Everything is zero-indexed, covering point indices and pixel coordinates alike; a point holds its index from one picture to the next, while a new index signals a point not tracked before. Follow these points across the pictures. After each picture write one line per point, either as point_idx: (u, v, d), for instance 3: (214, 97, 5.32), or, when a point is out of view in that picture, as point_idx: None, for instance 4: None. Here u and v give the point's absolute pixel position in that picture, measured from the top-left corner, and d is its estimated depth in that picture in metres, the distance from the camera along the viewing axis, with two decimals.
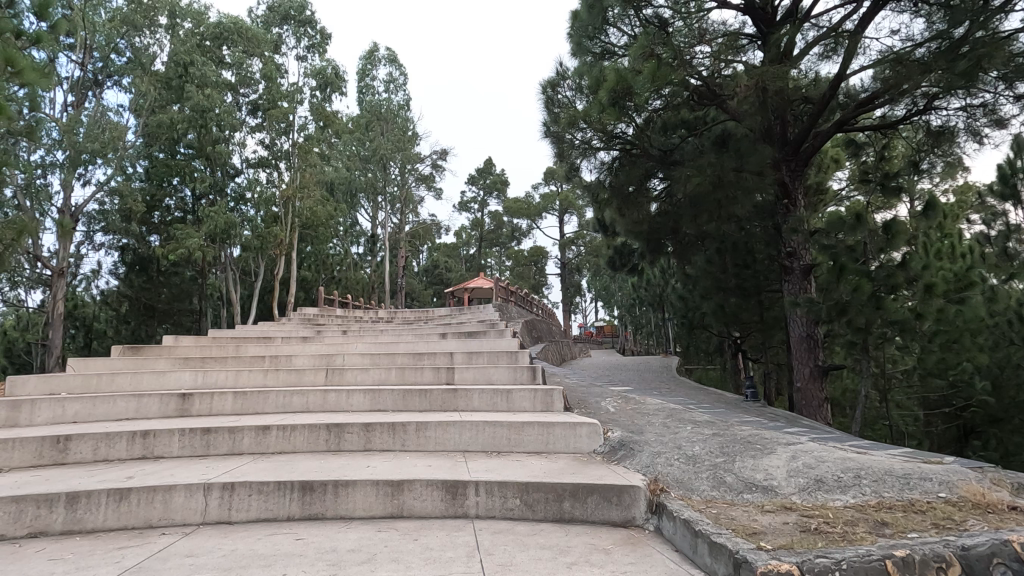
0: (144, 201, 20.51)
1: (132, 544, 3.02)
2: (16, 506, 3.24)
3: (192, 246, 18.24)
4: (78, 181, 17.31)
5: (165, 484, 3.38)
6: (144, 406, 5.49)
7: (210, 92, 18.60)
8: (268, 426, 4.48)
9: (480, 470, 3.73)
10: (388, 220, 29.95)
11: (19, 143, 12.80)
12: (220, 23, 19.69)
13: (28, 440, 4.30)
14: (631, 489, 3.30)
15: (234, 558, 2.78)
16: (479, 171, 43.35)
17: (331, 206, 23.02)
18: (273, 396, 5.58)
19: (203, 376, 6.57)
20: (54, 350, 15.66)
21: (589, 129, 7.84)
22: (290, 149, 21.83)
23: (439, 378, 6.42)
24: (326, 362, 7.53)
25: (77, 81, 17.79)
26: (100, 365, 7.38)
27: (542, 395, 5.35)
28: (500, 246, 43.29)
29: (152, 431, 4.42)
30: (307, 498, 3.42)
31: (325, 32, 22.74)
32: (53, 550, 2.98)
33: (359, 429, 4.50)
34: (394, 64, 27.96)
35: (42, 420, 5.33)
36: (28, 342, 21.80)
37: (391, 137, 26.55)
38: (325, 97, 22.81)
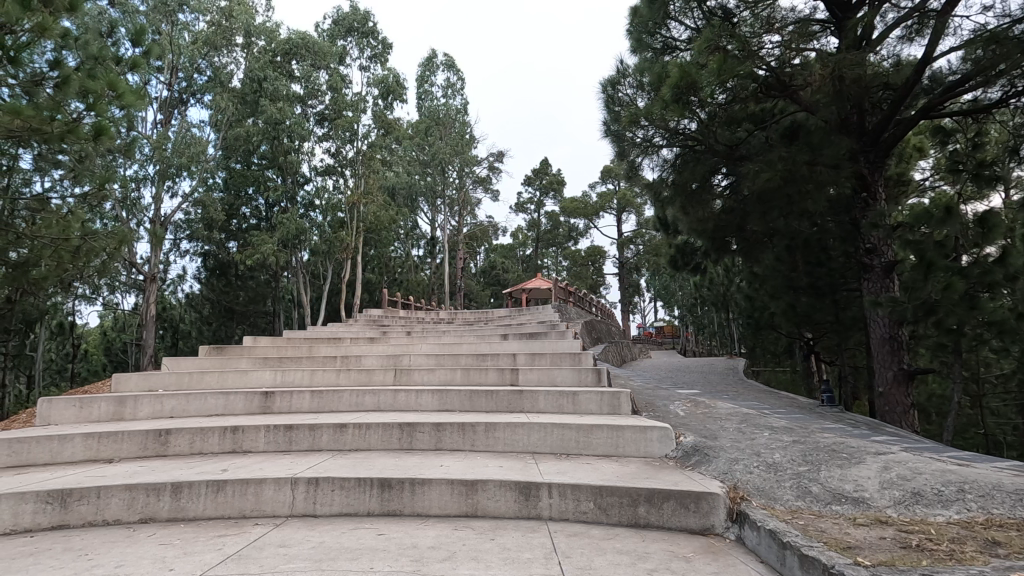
0: (224, 209, 21.96)
1: (230, 533, 3.23)
2: (130, 493, 3.53)
3: (267, 252, 19.32)
4: (168, 193, 18.68)
5: (256, 478, 3.60)
6: (231, 403, 5.87)
7: (282, 105, 19.67)
8: (346, 425, 4.68)
9: (552, 472, 3.75)
10: (447, 223, 30.59)
11: (118, 160, 14.02)
12: (290, 39, 20.73)
13: (134, 433, 4.68)
14: (710, 497, 3.20)
15: (323, 550, 2.92)
16: (536, 171, 43.46)
17: (393, 210, 23.79)
18: (347, 395, 5.83)
19: (282, 375, 6.96)
20: (148, 349, 16.91)
21: (651, 127, 7.69)
22: (354, 157, 22.75)
23: (504, 378, 6.52)
24: (393, 363, 7.79)
25: (166, 101, 19.11)
26: (190, 364, 7.96)
27: (609, 398, 5.31)
28: (557, 246, 43.23)
29: (242, 426, 4.72)
30: (385, 495, 3.55)
31: (387, 41, 23.48)
32: (162, 535, 3.24)
33: (430, 428, 4.63)
34: (453, 70, 28.55)
35: (144, 414, 5.79)
36: (125, 341, 23.79)
37: (449, 141, 27.06)
38: (387, 106, 23.59)
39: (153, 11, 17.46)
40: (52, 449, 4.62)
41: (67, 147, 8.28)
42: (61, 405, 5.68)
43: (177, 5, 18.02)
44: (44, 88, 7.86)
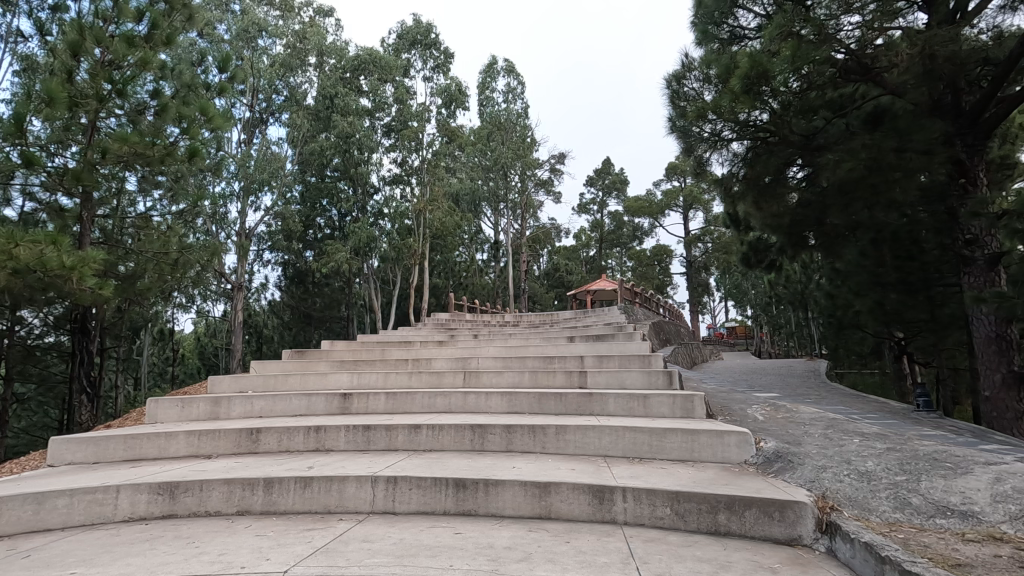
0: (302, 220, 23.27)
1: (317, 527, 3.41)
2: (228, 487, 3.82)
3: (341, 260, 20.27)
4: (252, 208, 19.98)
5: (339, 476, 3.79)
6: (312, 404, 6.21)
7: (352, 119, 20.66)
8: (420, 426, 4.83)
9: (626, 476, 3.70)
10: (511, 226, 30.84)
11: (208, 179, 15.18)
12: (359, 56, 21.76)
13: (229, 431, 5.05)
14: (797, 506, 3.05)
15: (403, 546, 3.03)
16: (598, 172, 43.08)
17: (458, 216, 24.32)
18: (419, 397, 6.02)
19: (358, 378, 7.27)
20: (236, 354, 18.08)
21: (719, 120, 7.44)
22: (420, 165, 23.45)
23: (572, 381, 6.49)
24: (462, 366, 7.95)
25: (248, 121, 20.45)
26: (274, 367, 8.46)
27: (681, 401, 5.18)
28: (621, 246, 42.58)
29: (324, 426, 4.98)
30: (460, 495, 3.63)
31: (448, 51, 24.04)
32: (257, 527, 3.47)
33: (501, 430, 4.68)
34: (513, 75, 28.81)
35: (236, 414, 6.21)
36: (216, 346, 25.64)
37: (511, 146, 27.30)
38: (450, 114, 24.14)
39: (236, 38, 18.79)
40: (159, 444, 5.05)
41: (166, 168, 9.09)
42: (167, 404, 6.22)
43: (257, 31, 19.30)
44: (146, 116, 8.68)
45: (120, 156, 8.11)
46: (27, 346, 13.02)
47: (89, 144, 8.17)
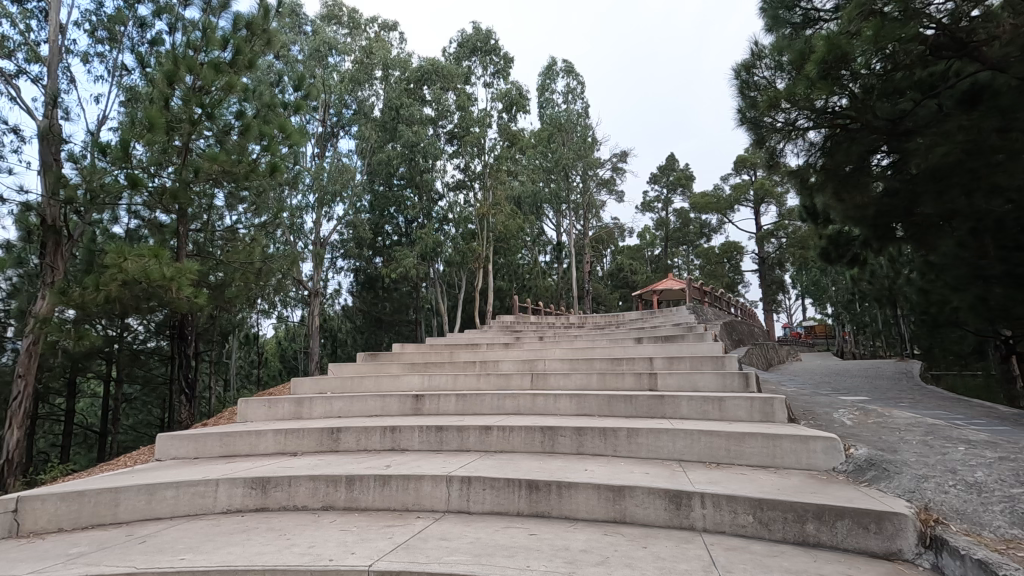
0: (371, 228, 24.22)
1: (397, 524, 3.54)
2: (313, 483, 4.02)
3: (408, 265, 20.94)
4: (326, 218, 21.01)
5: (416, 475, 3.92)
6: (386, 406, 6.44)
7: (416, 129, 21.38)
8: (490, 427, 4.90)
9: (703, 481, 3.59)
10: (573, 227, 30.70)
11: (286, 192, 16.14)
12: (422, 67, 22.41)
13: (311, 431, 5.33)
14: (896, 517, 2.85)
15: (480, 546, 3.09)
16: (662, 169, 42.11)
17: (520, 218, 24.48)
18: (489, 398, 6.10)
19: (429, 380, 7.47)
20: (314, 357, 19.08)
21: (793, 108, 7.08)
22: (482, 170, 23.85)
23: (641, 383, 6.36)
24: (529, 368, 7.99)
25: (321, 136, 21.48)
26: (350, 369, 8.86)
27: (760, 405, 4.96)
28: (688, 244, 41.34)
29: (399, 427, 5.15)
30: (533, 496, 3.65)
31: (508, 56, 24.28)
32: (341, 522, 3.64)
33: (572, 432, 4.66)
34: (572, 75, 28.71)
35: (317, 414, 6.54)
36: (296, 349, 27.13)
37: (572, 146, 27.19)
38: (511, 118, 24.38)
39: (309, 57, 19.85)
40: (251, 442, 5.41)
41: (250, 184, 9.78)
42: (256, 404, 6.66)
43: (327, 50, 20.31)
44: (231, 135, 9.34)
45: (210, 174, 8.80)
46: (133, 351, 14.32)
47: (183, 163, 8.88)
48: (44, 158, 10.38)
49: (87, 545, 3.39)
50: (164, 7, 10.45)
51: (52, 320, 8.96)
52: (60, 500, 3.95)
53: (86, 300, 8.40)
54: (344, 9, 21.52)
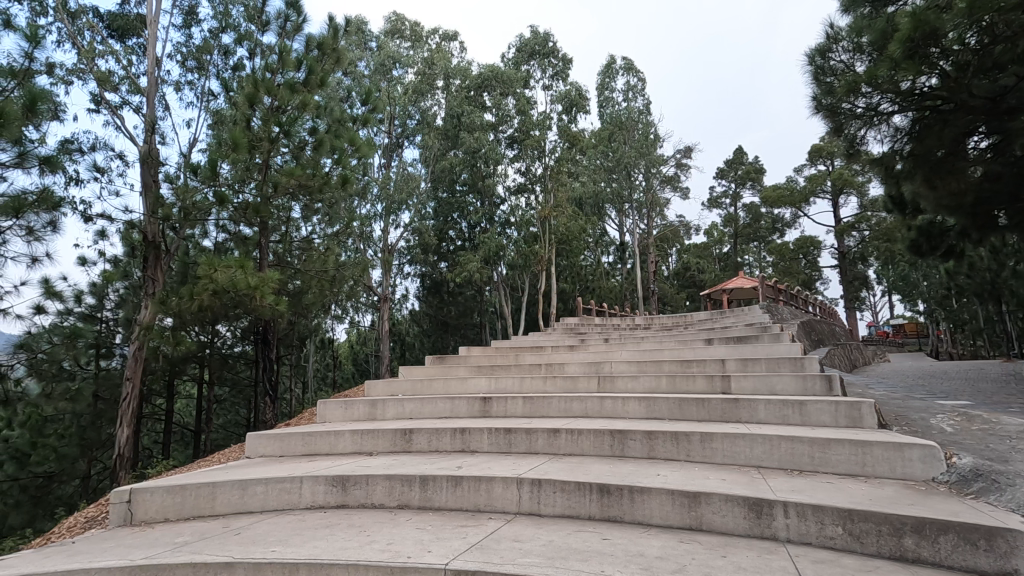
0: (436, 234, 24.83)
1: (470, 525, 3.60)
2: (389, 483, 4.17)
3: (472, 269, 21.29)
4: (393, 226, 21.71)
5: (487, 476, 3.97)
6: (455, 407, 6.58)
7: (478, 135, 21.74)
8: (559, 430, 4.89)
9: (785, 489, 3.42)
10: (637, 226, 30.09)
11: (356, 202, 16.89)
12: (482, 74, 22.76)
13: (385, 432, 5.53)
14: (1010, 533, 2.61)
15: (553, 548, 3.09)
16: (729, 163, 40.51)
17: (582, 220, 24.32)
18: (556, 401, 6.09)
19: (496, 383, 7.55)
20: (384, 360, 19.74)
21: (876, 92, 6.63)
22: (543, 172, 23.88)
23: (714, 386, 6.15)
24: (596, 371, 7.91)
25: (387, 147, 22.23)
26: (419, 372, 9.10)
27: (845, 409, 4.66)
28: (760, 241, 39.50)
29: (468, 428, 5.24)
30: (604, 500, 3.61)
31: (566, 57, 24.20)
32: (416, 521, 3.75)
33: (642, 436, 4.57)
34: (632, 72, 28.25)
35: (390, 416, 6.78)
36: (367, 352, 28.21)
37: (633, 144, 26.72)
38: (571, 119, 24.27)
39: (374, 72, 20.62)
40: (330, 442, 5.68)
41: (323, 197, 10.30)
42: (333, 406, 6.98)
43: (391, 63, 21.05)
44: (306, 150, 9.84)
45: (287, 188, 9.35)
46: (222, 355, 15.38)
47: (263, 179, 9.46)
48: (145, 180, 11.39)
49: (189, 535, 3.68)
50: (245, 34, 11.21)
51: (155, 328, 9.80)
52: (167, 492, 4.31)
53: (182, 308, 9.11)
54: (406, 23, 22.24)
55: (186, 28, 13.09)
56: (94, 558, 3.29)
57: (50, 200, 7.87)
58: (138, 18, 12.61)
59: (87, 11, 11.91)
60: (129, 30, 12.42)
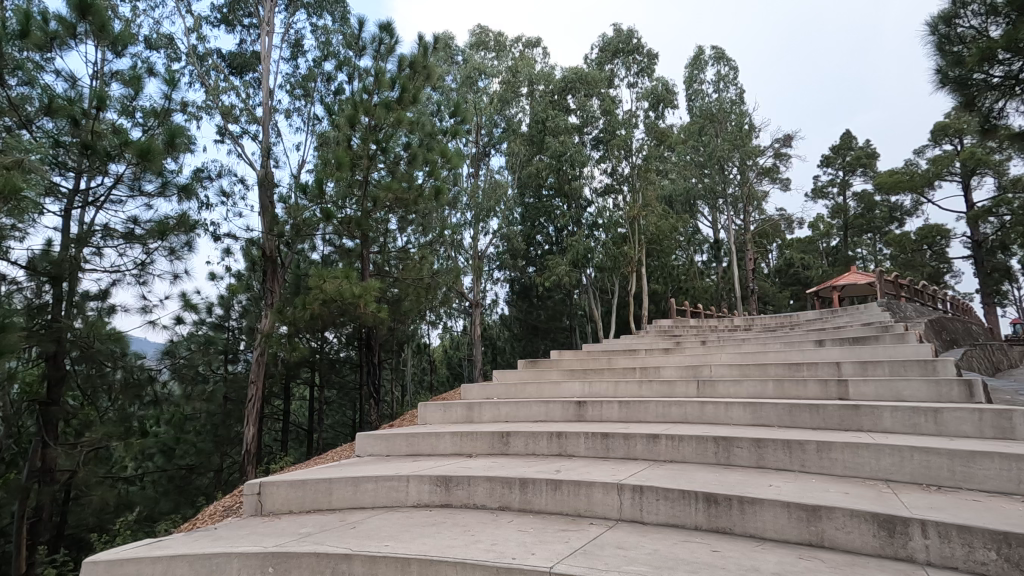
0: (524, 239, 25.12)
1: (572, 529, 3.60)
2: (490, 484, 4.27)
3: (561, 272, 21.31)
4: (483, 233, 22.24)
5: (586, 481, 3.94)
6: (550, 411, 6.58)
7: (563, 139, 21.82)
8: (658, 435, 4.75)
9: (922, 506, 3.09)
10: (732, 223, 28.60)
11: (447, 211, 17.51)
12: (565, 77, 22.81)
13: (483, 435, 5.65)
14: None
15: (658, 558, 3.00)
16: (835, 149, 37.44)
17: (673, 219, 23.57)
18: (653, 406, 5.91)
19: (590, 387, 7.47)
20: (478, 364, 20.22)
21: (1016, 57, 5.83)
22: (630, 172, 23.40)
23: (829, 392, 5.68)
24: (694, 374, 7.59)
25: (475, 156, 22.81)
26: (512, 376, 9.21)
27: (990, 418, 4.15)
28: (874, 232, 36.07)
29: (564, 432, 5.23)
30: (712, 510, 3.45)
31: (652, 53, 23.59)
32: (518, 523, 3.81)
33: (749, 443, 4.32)
34: (723, 61, 26.98)
35: (486, 419, 6.92)
36: (461, 356, 29.06)
37: (726, 136, 25.48)
38: (658, 115, 23.61)
39: (461, 84, 21.27)
40: (432, 443, 5.91)
41: (417, 208, 10.78)
42: (433, 408, 7.24)
43: (477, 75, 21.64)
44: (401, 165, 10.34)
45: (385, 202, 10.00)
46: (331, 360, 16.52)
47: (363, 195, 10.07)
48: (262, 202, 12.54)
49: (311, 527, 3.98)
50: (344, 60, 12.03)
51: (274, 335, 10.75)
52: (290, 487, 4.70)
53: (296, 317, 9.89)
54: (490, 34, 22.80)
55: (293, 60, 14.28)
56: (234, 543, 3.66)
57: (186, 222, 8.88)
58: (253, 55, 13.94)
59: (213, 53, 13.35)
60: (247, 66, 13.76)
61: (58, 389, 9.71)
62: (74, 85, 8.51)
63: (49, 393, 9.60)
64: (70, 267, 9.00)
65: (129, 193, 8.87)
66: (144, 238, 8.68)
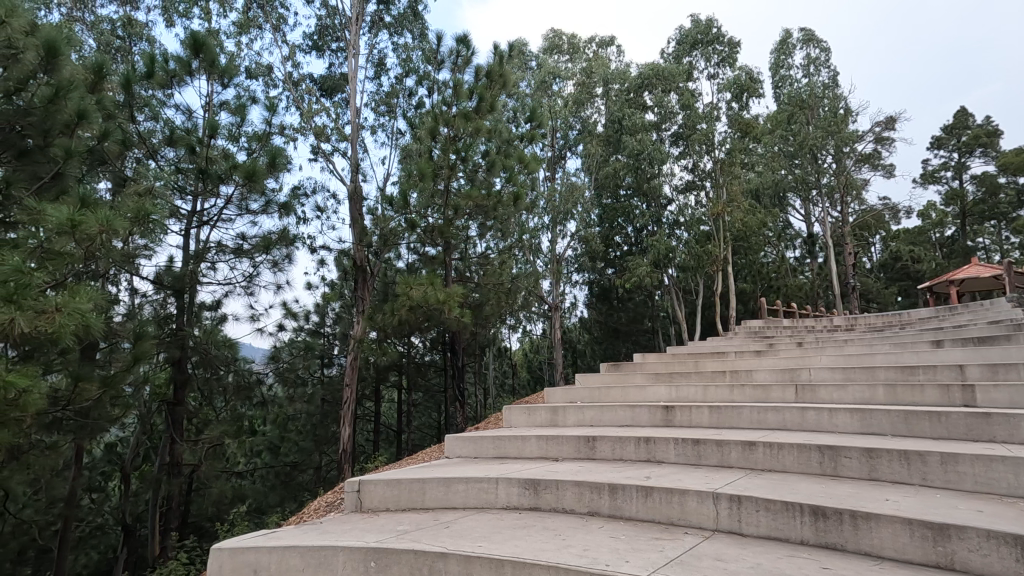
0: (603, 241, 24.83)
1: (666, 538, 3.50)
2: (578, 489, 4.24)
3: (642, 273, 20.83)
4: (561, 236, 22.19)
5: (679, 488, 3.81)
6: (637, 416, 6.45)
7: (641, 137, 21.40)
8: (755, 443, 4.51)
9: None
10: (828, 216, 26.65)
11: (525, 216, 17.68)
12: (642, 74, 22.31)
13: (569, 439, 5.63)
14: None
15: (762, 572, 2.85)
16: (947, 129, 33.92)
17: (761, 213, 22.39)
18: (747, 411, 5.62)
19: (677, 390, 7.23)
20: (558, 367, 20.20)
21: None
22: (713, 167, 22.48)
23: (951, 398, 5.14)
24: (791, 378, 7.14)
25: (551, 160, 22.82)
26: (595, 379, 9.11)
27: None
28: (999, 218, 32.24)
29: (653, 438, 5.10)
30: (819, 524, 3.23)
31: (733, 41, 22.56)
32: (609, 529, 3.76)
33: (860, 453, 4.00)
34: (813, 43, 25.31)
35: (571, 422, 6.89)
36: (541, 360, 29.16)
37: (818, 123, 23.83)
38: (742, 106, 22.49)
39: (536, 89, 21.40)
40: (518, 446, 5.96)
41: (497, 215, 10.94)
42: (517, 411, 7.30)
43: (551, 79, 21.69)
44: (480, 174, 10.52)
45: (466, 210, 10.24)
46: (417, 363, 17.15)
47: (445, 204, 10.34)
48: (352, 214, 13.28)
49: (408, 525, 4.15)
50: (424, 75, 12.49)
51: (366, 341, 11.31)
52: (387, 485, 4.92)
53: (386, 323, 10.35)
54: (564, 37, 22.79)
55: (377, 78, 15.01)
56: (339, 537, 3.88)
57: (287, 236, 9.61)
58: (341, 76, 14.81)
59: (306, 78, 14.34)
60: (336, 88, 14.65)
61: (183, 391, 10.83)
62: (190, 117, 9.46)
63: (176, 394, 10.69)
64: (190, 281, 9.98)
65: (238, 212, 9.72)
66: (251, 253, 9.46)
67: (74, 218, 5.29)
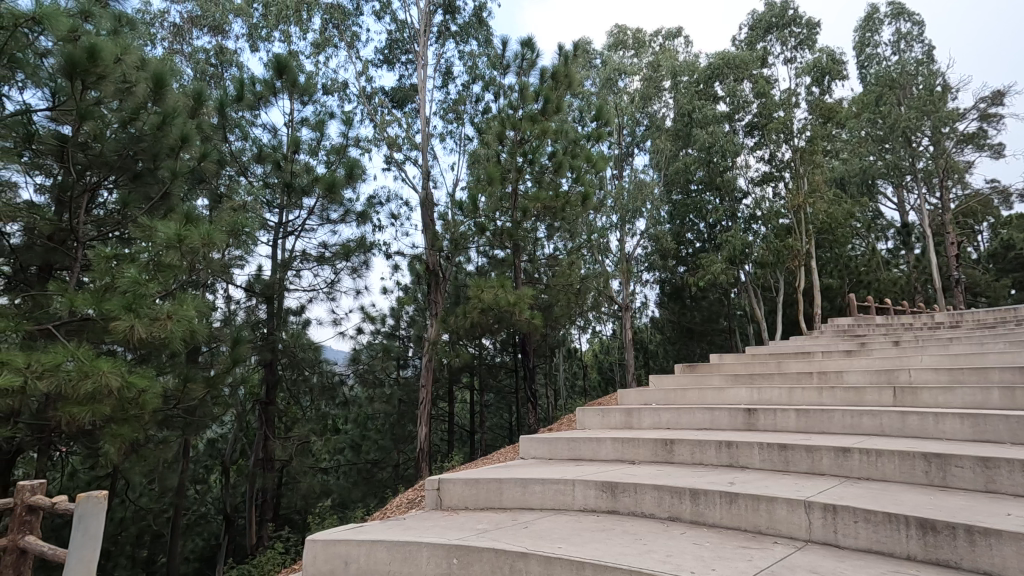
0: (674, 238, 24.15)
1: (753, 547, 3.36)
2: (658, 493, 4.15)
3: (716, 271, 20.04)
4: (630, 235, 21.77)
5: (766, 495, 3.64)
6: (717, 418, 6.21)
7: (712, 129, 20.66)
8: (850, 449, 4.22)
9: None
10: (925, 203, 24.51)
11: (592, 216, 17.53)
12: (712, 64, 21.47)
13: (645, 441, 5.51)
14: None
15: None
16: None
17: (847, 203, 20.96)
18: (839, 415, 5.27)
19: (759, 392, 6.89)
20: (629, 368, 19.84)
21: None
22: (792, 157, 21.30)
23: None
24: (888, 379, 6.62)
25: (618, 157, 22.43)
26: (670, 380, 8.86)
27: None
28: None
29: (735, 442, 4.89)
30: (928, 539, 2.99)
31: (812, 21, 21.25)
32: (692, 536, 3.66)
33: (974, 462, 3.65)
34: (904, 17, 23.41)
35: (647, 424, 6.75)
36: (612, 361, 28.72)
37: (911, 103, 21.97)
38: (824, 90, 21.14)
39: (601, 87, 21.11)
40: (593, 448, 5.91)
41: (565, 216, 10.90)
42: (590, 412, 7.24)
43: (617, 76, 21.34)
44: (548, 176, 10.52)
45: (534, 211, 10.29)
46: (488, 364, 17.41)
47: (514, 207, 10.42)
48: (424, 220, 13.69)
49: (487, 524, 4.22)
50: (490, 80, 12.69)
51: (440, 343, 11.64)
52: (465, 485, 5.03)
53: (458, 325, 10.60)
54: (629, 33, 22.36)
55: (445, 86, 15.40)
56: (422, 534, 4.02)
57: (364, 243, 10.08)
58: (411, 87, 15.32)
59: (378, 91, 14.95)
60: (407, 99, 15.18)
61: (273, 391, 11.58)
62: (275, 135, 10.12)
63: (267, 394, 11.47)
64: (278, 288, 10.67)
65: (319, 222, 10.28)
66: (332, 260, 9.98)
67: (181, 232, 5.78)
